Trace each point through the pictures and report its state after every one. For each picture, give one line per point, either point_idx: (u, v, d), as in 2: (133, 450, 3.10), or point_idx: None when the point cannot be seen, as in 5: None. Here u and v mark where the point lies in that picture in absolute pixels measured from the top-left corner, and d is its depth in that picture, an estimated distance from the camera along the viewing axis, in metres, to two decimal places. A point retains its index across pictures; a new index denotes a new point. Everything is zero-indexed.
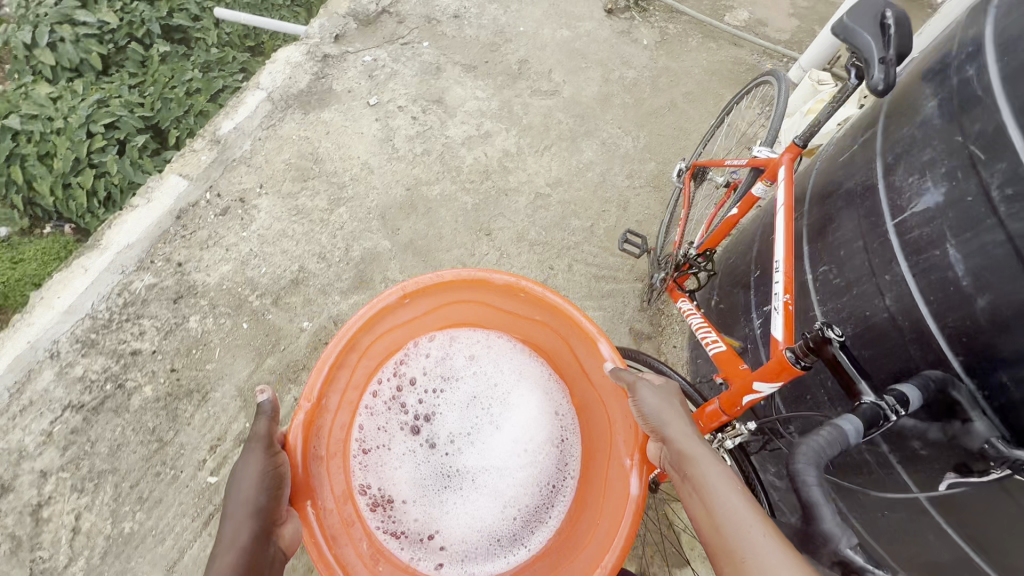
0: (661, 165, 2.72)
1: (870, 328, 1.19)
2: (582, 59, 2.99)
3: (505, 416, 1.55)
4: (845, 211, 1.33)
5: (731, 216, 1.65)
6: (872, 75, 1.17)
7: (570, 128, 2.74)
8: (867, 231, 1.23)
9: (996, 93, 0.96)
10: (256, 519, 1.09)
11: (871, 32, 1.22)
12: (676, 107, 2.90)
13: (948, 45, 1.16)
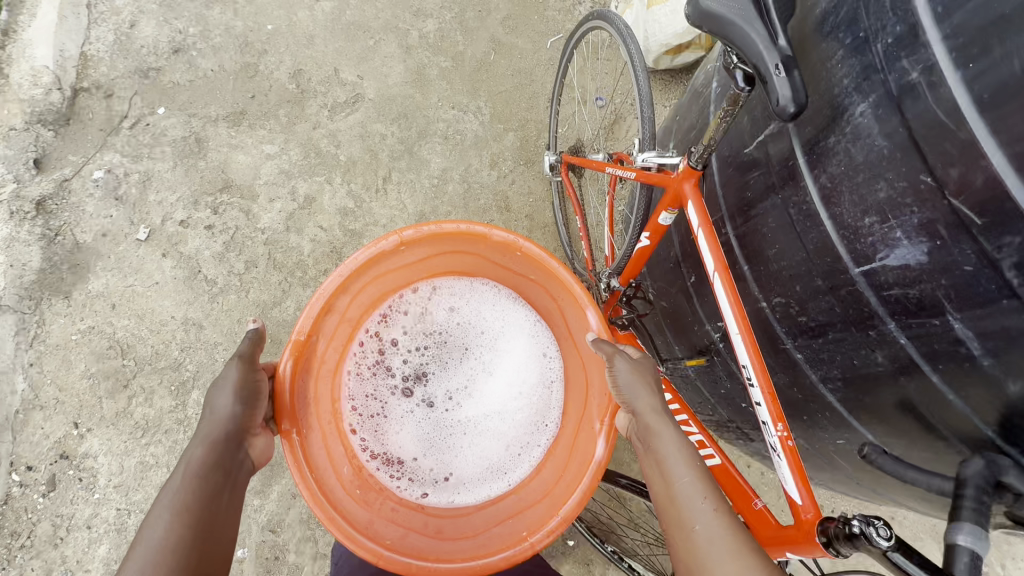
0: (520, 130, 2.24)
1: (863, 380, 1.00)
2: (365, 35, 2.29)
3: (496, 362, 1.48)
4: (781, 233, 1.04)
5: (643, 247, 1.34)
6: (772, 89, 0.81)
7: (399, 138, 2.17)
8: (824, 271, 0.95)
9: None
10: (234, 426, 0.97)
11: (744, 18, 0.85)
12: (501, 44, 2.34)
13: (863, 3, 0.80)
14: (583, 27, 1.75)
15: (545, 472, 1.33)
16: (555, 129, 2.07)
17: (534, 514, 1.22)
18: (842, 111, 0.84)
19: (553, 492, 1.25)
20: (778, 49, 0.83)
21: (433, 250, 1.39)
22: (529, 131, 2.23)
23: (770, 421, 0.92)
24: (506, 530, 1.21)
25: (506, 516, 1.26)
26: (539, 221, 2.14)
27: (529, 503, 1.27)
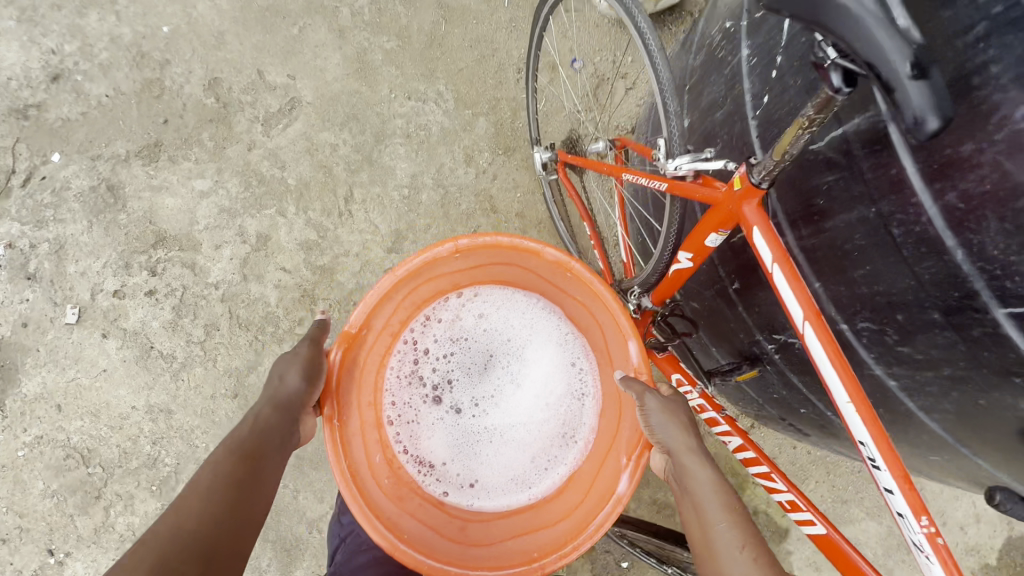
0: (492, 112, 1.91)
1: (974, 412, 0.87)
2: (286, 22, 1.88)
3: (524, 372, 1.34)
4: (878, 254, 0.83)
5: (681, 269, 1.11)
6: (906, 102, 0.56)
7: (353, 147, 1.84)
8: (951, 309, 0.77)
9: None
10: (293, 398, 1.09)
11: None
12: (451, 8, 1.95)
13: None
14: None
15: (561, 494, 1.23)
16: (533, 108, 1.76)
17: (549, 535, 1.15)
18: (990, 110, 0.67)
19: (578, 507, 1.17)
20: (907, 41, 0.56)
21: (486, 258, 1.28)
22: (503, 113, 1.91)
23: (911, 514, 0.80)
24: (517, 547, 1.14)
25: (521, 531, 1.18)
26: (531, 219, 1.86)
27: (546, 522, 1.18)
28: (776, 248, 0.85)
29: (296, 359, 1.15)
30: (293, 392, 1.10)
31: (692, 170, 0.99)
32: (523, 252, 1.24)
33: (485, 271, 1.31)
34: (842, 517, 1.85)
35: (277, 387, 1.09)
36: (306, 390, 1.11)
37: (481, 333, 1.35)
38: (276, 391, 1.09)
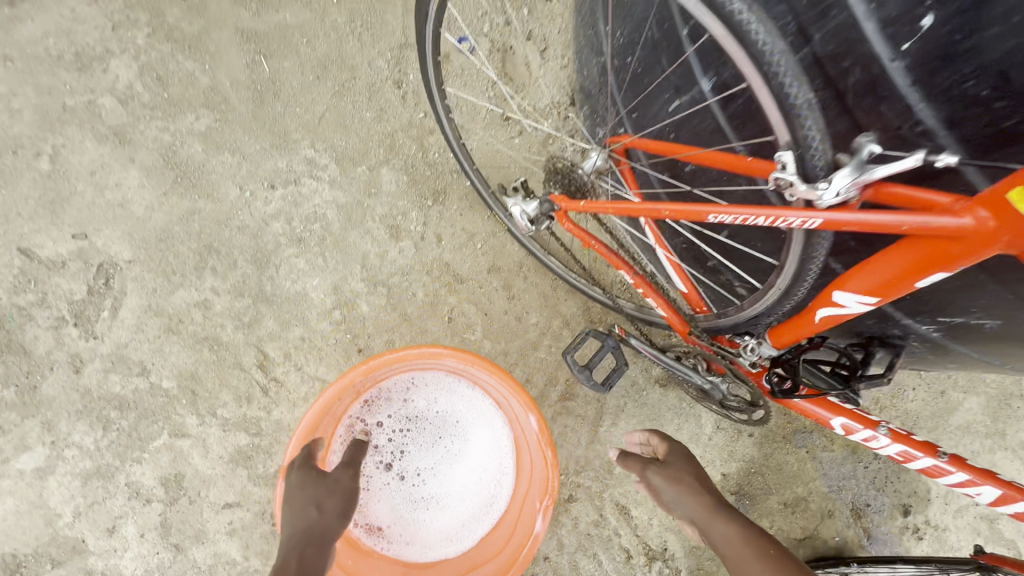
0: (390, 154, 1.36)
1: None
2: (26, 158, 1.19)
3: (456, 437, 1.12)
4: None
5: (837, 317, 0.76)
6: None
7: (228, 292, 1.23)
8: None
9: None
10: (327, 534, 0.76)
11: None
12: (266, 38, 1.33)
13: None
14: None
15: (493, 537, 1.06)
16: (450, 131, 1.24)
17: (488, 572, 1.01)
18: None
19: (510, 543, 1.02)
20: None
21: (403, 362, 1.04)
22: (406, 150, 1.36)
23: None
24: None
25: (470, 563, 1.04)
26: (509, 268, 1.38)
27: (479, 567, 1.03)
28: None
29: (337, 483, 0.83)
30: (331, 527, 0.77)
31: (862, 184, 0.60)
32: (430, 354, 1.03)
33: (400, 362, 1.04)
34: (947, 407, 1.69)
35: (309, 524, 0.76)
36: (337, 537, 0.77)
37: (422, 408, 1.12)
38: (307, 530, 0.75)
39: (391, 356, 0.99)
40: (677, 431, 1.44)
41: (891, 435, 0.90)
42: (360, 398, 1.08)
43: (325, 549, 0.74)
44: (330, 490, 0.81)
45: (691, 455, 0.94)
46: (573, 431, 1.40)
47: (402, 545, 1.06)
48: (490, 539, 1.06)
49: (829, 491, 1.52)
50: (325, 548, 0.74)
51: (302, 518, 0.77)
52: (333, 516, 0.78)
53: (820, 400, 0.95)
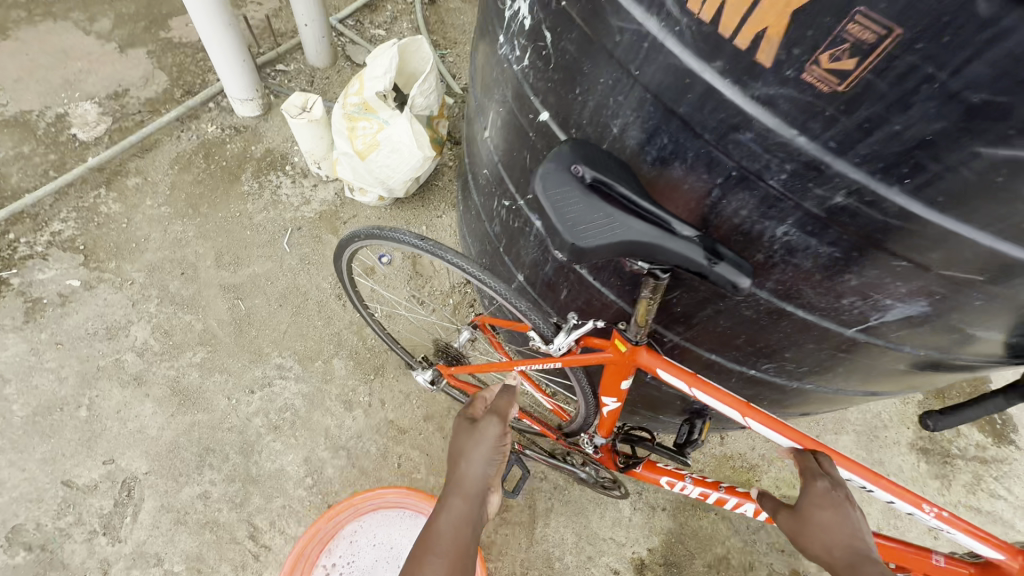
0: (339, 347, 1.85)
1: (869, 369, 1.03)
2: (69, 411, 1.62)
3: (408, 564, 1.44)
4: (757, 339, 1.00)
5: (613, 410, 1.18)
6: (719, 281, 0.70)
7: (223, 481, 1.60)
8: (828, 345, 0.94)
9: (908, 205, 0.60)
10: (478, 489, 0.91)
11: (626, 228, 0.70)
12: (241, 286, 1.89)
13: (670, 153, 0.76)
14: (345, 247, 1.35)
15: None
16: (377, 326, 1.75)
17: None
18: (758, 235, 0.76)
19: None
20: (689, 237, 0.70)
21: (360, 509, 1.44)
22: (350, 342, 1.86)
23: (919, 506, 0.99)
24: None
25: None
26: (439, 414, 1.81)
27: None
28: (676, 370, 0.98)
29: (483, 433, 0.97)
30: (479, 475, 0.92)
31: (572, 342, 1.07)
32: (378, 496, 1.44)
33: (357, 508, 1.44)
34: None
35: (463, 474, 0.92)
36: (486, 482, 0.93)
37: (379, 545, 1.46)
38: (461, 480, 0.91)
39: (348, 503, 1.40)
40: (600, 519, 1.75)
41: (694, 482, 1.29)
42: (322, 549, 1.40)
43: (476, 494, 0.90)
44: (477, 446, 0.95)
45: (831, 501, 0.94)
46: (515, 539, 1.71)
47: None
48: None
49: (744, 544, 1.80)
50: (474, 493, 0.90)
51: (456, 475, 0.92)
52: (479, 466, 0.93)
53: (650, 466, 1.35)
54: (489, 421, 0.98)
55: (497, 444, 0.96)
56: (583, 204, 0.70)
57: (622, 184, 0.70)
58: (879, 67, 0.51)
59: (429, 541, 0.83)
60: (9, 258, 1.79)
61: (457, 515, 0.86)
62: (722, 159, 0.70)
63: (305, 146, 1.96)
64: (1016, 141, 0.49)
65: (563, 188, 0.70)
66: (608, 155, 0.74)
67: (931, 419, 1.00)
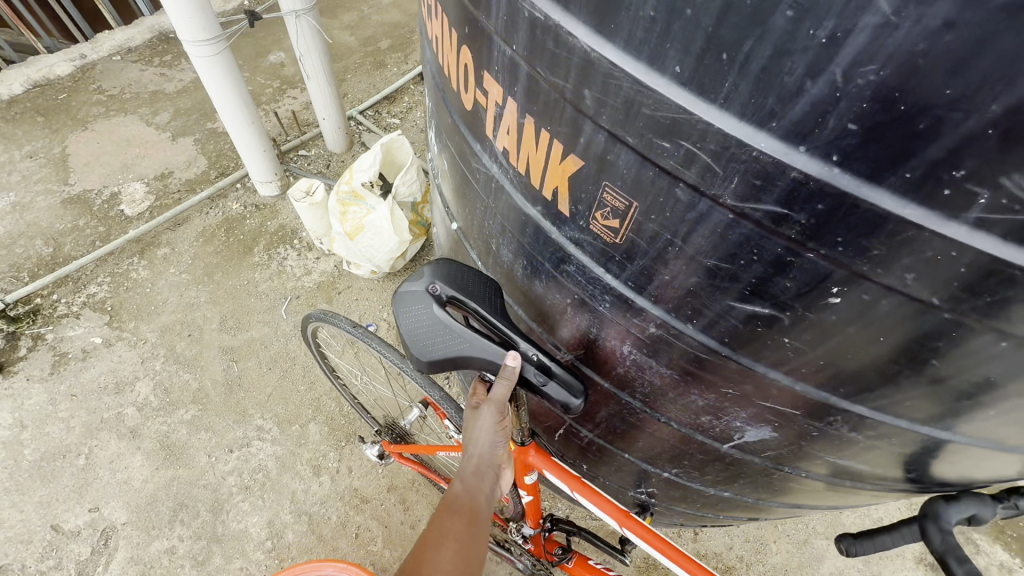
0: (316, 413, 1.95)
1: (777, 485, 0.99)
2: (69, 458, 1.79)
3: None
4: (654, 443, 1.01)
5: (529, 502, 1.20)
6: (551, 396, 0.85)
7: (190, 537, 1.69)
8: (717, 457, 0.93)
9: (704, 340, 0.64)
10: (486, 467, 0.89)
11: (472, 342, 0.86)
12: (237, 349, 2.06)
13: (533, 276, 0.84)
14: (303, 325, 1.56)
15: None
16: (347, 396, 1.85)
17: None
18: (612, 352, 0.81)
19: None
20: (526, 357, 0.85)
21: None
22: (328, 407, 1.96)
23: None
24: None
25: None
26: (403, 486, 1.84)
27: None
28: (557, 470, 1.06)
29: (483, 417, 0.87)
30: (488, 454, 0.89)
31: None
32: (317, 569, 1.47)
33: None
34: (817, 556, 1.87)
35: (470, 455, 0.88)
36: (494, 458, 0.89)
37: None
38: (469, 460, 0.88)
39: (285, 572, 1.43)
40: None
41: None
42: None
43: (487, 471, 0.89)
44: (479, 432, 0.87)
45: None
46: None
47: None
48: None
49: None
50: (486, 469, 0.89)
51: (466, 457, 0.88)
52: (486, 447, 0.88)
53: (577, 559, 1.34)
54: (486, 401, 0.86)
55: (502, 422, 0.89)
56: (439, 314, 0.86)
57: (472, 302, 0.86)
58: (634, 228, 0.58)
59: (445, 511, 0.83)
60: (49, 315, 2.07)
61: (473, 488, 0.86)
62: (562, 282, 0.77)
63: (308, 223, 2.18)
64: (754, 299, 0.54)
65: (423, 302, 0.87)
66: (470, 272, 0.90)
67: (843, 544, 0.79)
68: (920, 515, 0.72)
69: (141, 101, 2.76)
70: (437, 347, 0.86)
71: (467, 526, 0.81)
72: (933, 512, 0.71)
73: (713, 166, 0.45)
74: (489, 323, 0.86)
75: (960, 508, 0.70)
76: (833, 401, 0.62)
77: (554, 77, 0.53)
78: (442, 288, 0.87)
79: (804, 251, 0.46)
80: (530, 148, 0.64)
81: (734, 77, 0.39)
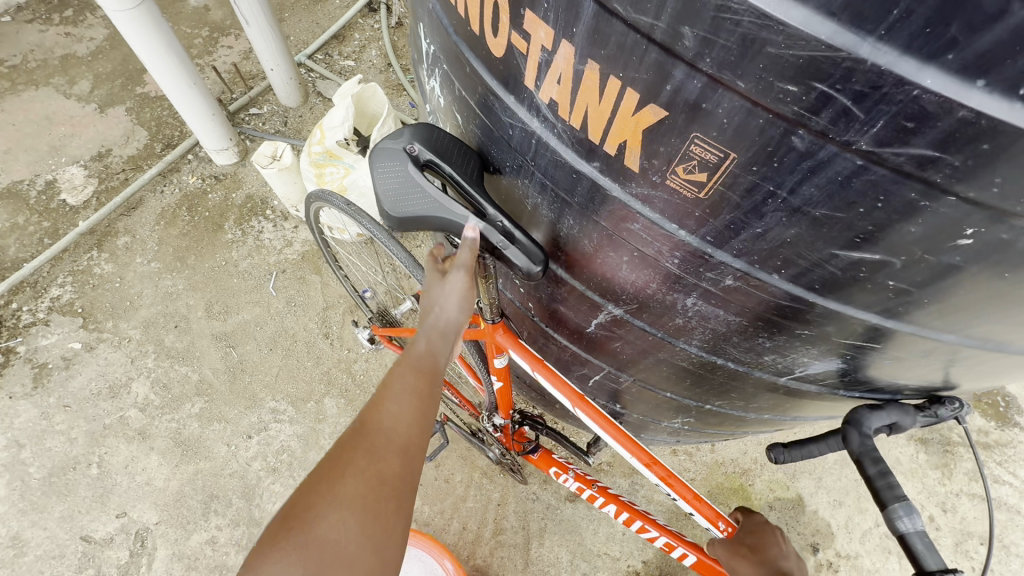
0: (329, 387, 1.91)
1: (821, 404, 1.02)
2: (81, 469, 1.72)
3: None
4: (701, 382, 1.01)
5: (500, 387, 1.25)
6: (511, 261, 0.85)
7: (229, 525, 1.69)
8: (768, 386, 0.94)
9: (791, 289, 0.61)
10: (448, 336, 0.87)
11: (440, 204, 0.86)
12: (233, 335, 1.96)
13: (571, 225, 0.78)
14: (308, 211, 1.55)
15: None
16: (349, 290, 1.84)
17: None
18: (672, 304, 0.78)
19: None
20: (493, 223, 0.84)
21: None
22: (340, 380, 1.92)
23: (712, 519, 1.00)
24: None
25: None
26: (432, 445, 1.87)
27: None
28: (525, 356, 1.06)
29: (452, 285, 0.90)
30: (451, 320, 0.89)
31: None
32: None
33: None
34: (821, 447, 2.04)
35: (435, 317, 0.88)
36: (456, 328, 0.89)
37: None
38: (433, 322, 0.88)
39: None
40: (594, 535, 1.80)
41: (574, 476, 1.35)
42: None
43: (449, 337, 0.88)
44: (445, 296, 0.89)
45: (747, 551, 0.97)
46: (510, 561, 1.75)
47: None
48: None
49: None
50: (448, 333, 0.88)
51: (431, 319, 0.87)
52: (450, 313, 0.89)
53: (540, 452, 1.43)
54: (455, 270, 0.90)
55: (470, 296, 0.91)
56: (411, 172, 0.86)
57: (446, 165, 0.84)
58: (727, 183, 0.52)
59: (406, 366, 0.79)
60: (14, 327, 1.90)
61: (435, 347, 0.85)
62: (617, 239, 0.73)
63: (278, 190, 1.99)
64: (864, 246, 0.51)
65: (399, 160, 0.86)
66: (454, 139, 0.87)
67: (775, 453, 1.00)
68: (845, 422, 0.87)
69: (49, 69, 2.39)
70: (406, 208, 0.87)
71: (427, 383, 0.78)
72: (857, 419, 0.86)
73: (853, 110, 0.40)
74: (460, 189, 0.85)
75: (883, 416, 0.84)
76: (924, 332, 0.61)
77: (639, 15, 0.46)
78: (420, 150, 0.86)
79: (944, 195, 0.42)
80: (591, 100, 0.56)
81: (906, 1, 0.34)
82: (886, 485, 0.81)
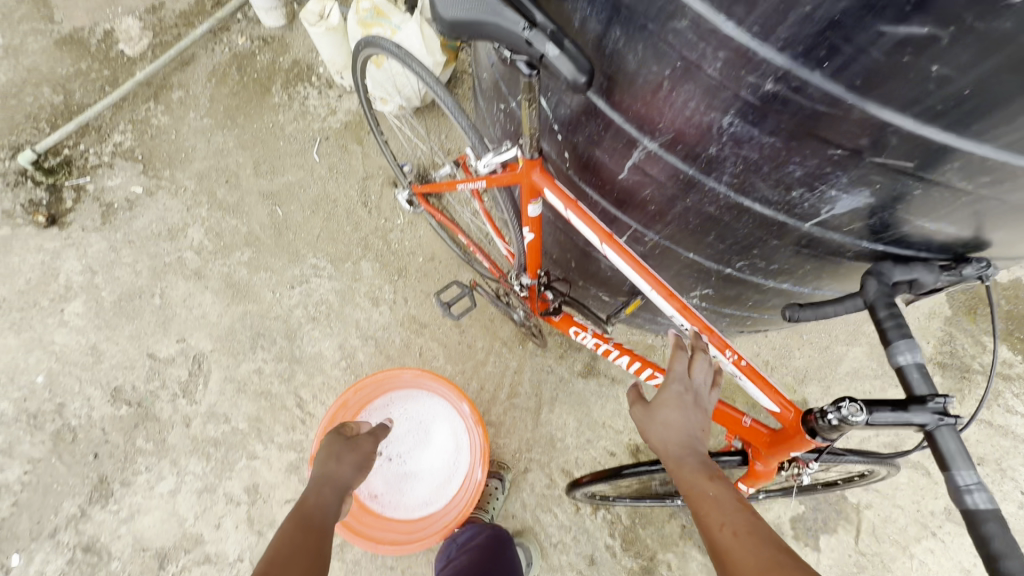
0: (366, 251, 2.02)
1: (840, 271, 1.04)
2: (145, 298, 1.92)
3: (427, 440, 1.71)
4: (726, 236, 1.04)
5: (531, 242, 1.31)
6: (556, 68, 0.81)
7: (273, 359, 1.88)
8: (791, 240, 0.96)
9: (831, 89, 0.63)
10: (341, 489, 1.08)
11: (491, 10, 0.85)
12: (278, 194, 2.06)
13: (617, 38, 0.78)
14: (356, 61, 1.54)
15: (457, 496, 1.62)
16: (391, 157, 1.89)
17: (446, 518, 1.58)
18: (707, 127, 0.79)
19: (457, 502, 1.59)
20: (540, 29, 0.81)
21: (380, 384, 1.66)
22: (377, 246, 2.02)
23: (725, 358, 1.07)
24: (436, 526, 1.58)
25: (443, 515, 1.60)
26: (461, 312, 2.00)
27: (430, 523, 1.60)
28: (559, 198, 1.09)
29: (358, 446, 1.18)
30: (347, 476, 1.10)
31: (496, 162, 1.18)
32: (391, 377, 1.66)
33: (383, 383, 1.66)
34: (833, 359, 2.09)
35: (335, 469, 1.10)
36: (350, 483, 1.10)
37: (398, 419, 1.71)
38: (333, 473, 1.09)
39: (372, 379, 1.62)
40: (601, 408, 1.93)
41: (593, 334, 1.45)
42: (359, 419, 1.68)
43: (342, 488, 1.08)
44: (348, 456, 1.14)
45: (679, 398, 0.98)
46: (521, 420, 1.91)
47: (397, 507, 1.65)
48: (446, 506, 1.62)
49: None
50: (341, 487, 1.08)
51: (329, 477, 1.08)
52: (347, 471, 1.11)
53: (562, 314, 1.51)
54: (361, 440, 1.19)
55: (367, 459, 1.17)
56: None
57: None
58: None
59: (297, 523, 0.95)
60: (82, 166, 2.04)
61: (326, 497, 1.04)
62: (662, 47, 0.73)
63: (325, 52, 2.00)
64: (912, 17, 0.54)
65: None
66: None
67: (790, 311, 1.05)
68: (866, 272, 0.90)
69: None
70: (457, 15, 0.88)
71: (314, 537, 0.94)
72: (879, 271, 0.89)
73: None
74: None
75: (905, 270, 0.88)
76: (960, 143, 0.64)
77: None
78: None
79: None
80: None
81: None
82: (895, 326, 0.85)
